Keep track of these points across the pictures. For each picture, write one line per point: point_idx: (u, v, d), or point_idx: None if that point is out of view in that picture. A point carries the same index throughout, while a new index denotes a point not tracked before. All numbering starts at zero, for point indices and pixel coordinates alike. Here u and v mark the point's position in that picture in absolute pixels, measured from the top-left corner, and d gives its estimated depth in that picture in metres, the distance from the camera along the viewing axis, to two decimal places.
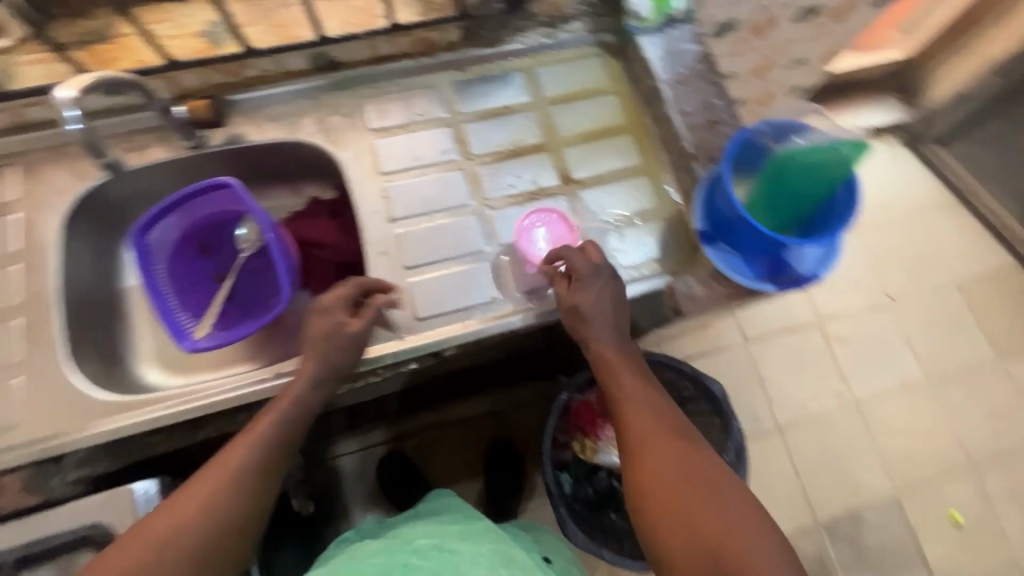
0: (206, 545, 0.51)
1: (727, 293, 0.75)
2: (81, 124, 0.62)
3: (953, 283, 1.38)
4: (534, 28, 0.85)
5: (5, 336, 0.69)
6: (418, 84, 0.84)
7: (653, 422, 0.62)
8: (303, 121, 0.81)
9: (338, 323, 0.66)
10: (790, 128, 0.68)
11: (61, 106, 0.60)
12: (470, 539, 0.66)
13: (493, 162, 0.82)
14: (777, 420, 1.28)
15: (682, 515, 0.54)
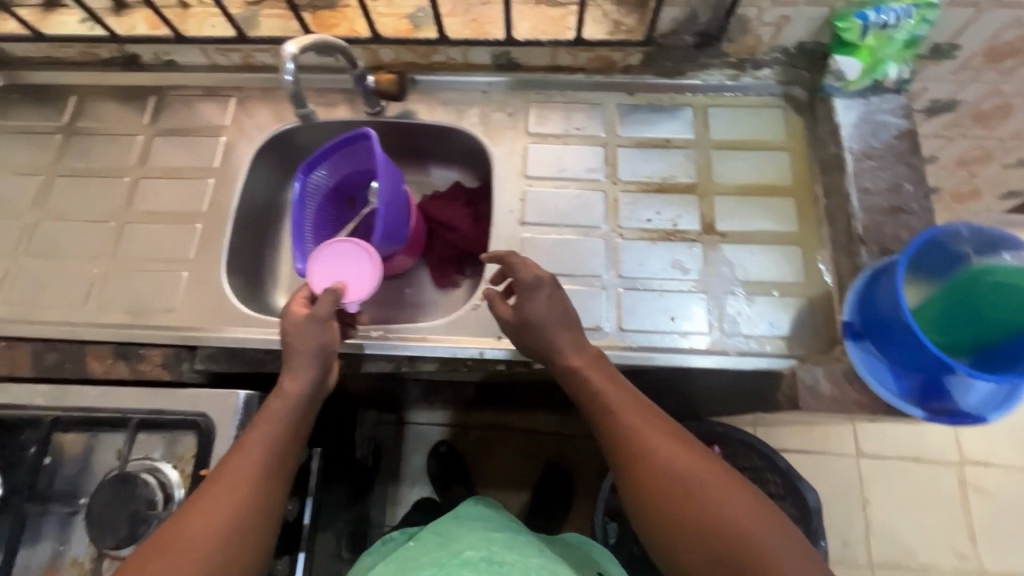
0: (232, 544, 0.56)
1: (857, 401, 0.65)
2: (295, 81, 0.72)
3: None
4: (720, 67, 0.82)
5: (185, 235, 0.81)
6: (585, 99, 0.84)
7: (642, 419, 0.60)
8: (469, 111, 0.85)
9: (300, 320, 0.67)
10: (1000, 242, 0.58)
11: (285, 59, 0.69)
12: (518, 548, 0.68)
13: (636, 192, 0.79)
14: (873, 556, 1.10)
15: (695, 521, 0.52)
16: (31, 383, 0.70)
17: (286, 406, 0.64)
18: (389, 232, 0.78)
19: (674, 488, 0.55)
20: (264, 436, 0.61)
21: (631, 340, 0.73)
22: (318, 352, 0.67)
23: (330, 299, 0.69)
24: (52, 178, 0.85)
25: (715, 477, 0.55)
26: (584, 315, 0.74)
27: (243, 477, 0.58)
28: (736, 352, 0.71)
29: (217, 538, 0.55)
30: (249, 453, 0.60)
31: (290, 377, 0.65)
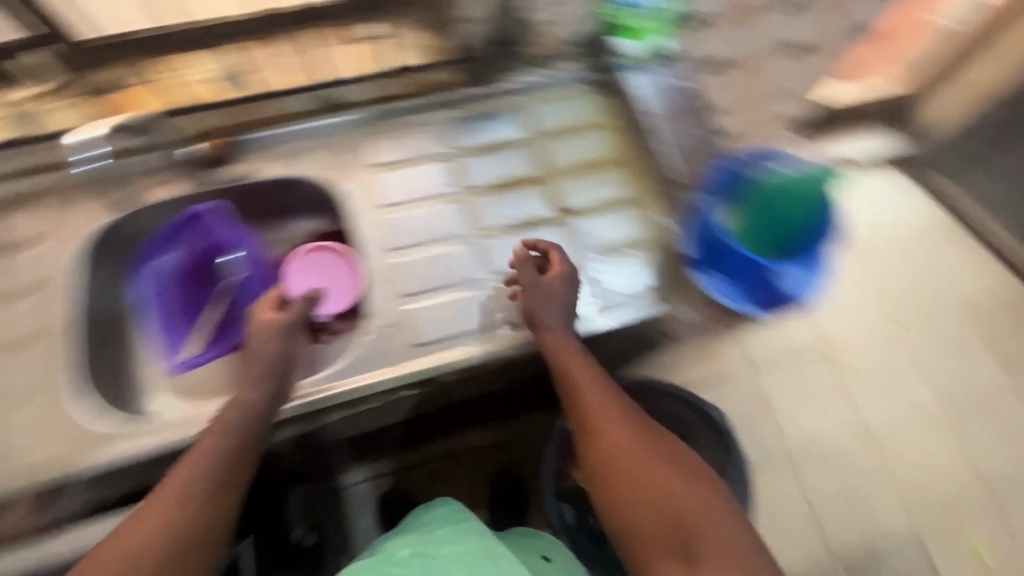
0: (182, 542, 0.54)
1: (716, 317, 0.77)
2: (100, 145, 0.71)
3: (963, 309, 1.34)
4: (522, 68, 0.91)
5: (21, 364, 0.72)
6: (419, 122, 0.88)
7: (615, 407, 0.67)
8: (308, 158, 0.86)
9: (268, 325, 0.70)
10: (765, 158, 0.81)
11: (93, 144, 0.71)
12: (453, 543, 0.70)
13: (489, 194, 0.85)
14: (787, 447, 1.23)
15: (650, 501, 0.58)
16: None
17: (240, 416, 0.64)
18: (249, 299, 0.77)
19: (633, 472, 0.60)
20: (216, 446, 0.61)
21: (522, 328, 0.77)
22: (278, 361, 0.68)
23: (303, 306, 0.73)
24: None
25: (674, 466, 0.61)
26: (472, 317, 0.78)
27: (192, 487, 0.57)
28: (615, 309, 0.78)
29: (166, 533, 0.53)
30: (200, 463, 0.59)
31: (249, 386, 0.66)
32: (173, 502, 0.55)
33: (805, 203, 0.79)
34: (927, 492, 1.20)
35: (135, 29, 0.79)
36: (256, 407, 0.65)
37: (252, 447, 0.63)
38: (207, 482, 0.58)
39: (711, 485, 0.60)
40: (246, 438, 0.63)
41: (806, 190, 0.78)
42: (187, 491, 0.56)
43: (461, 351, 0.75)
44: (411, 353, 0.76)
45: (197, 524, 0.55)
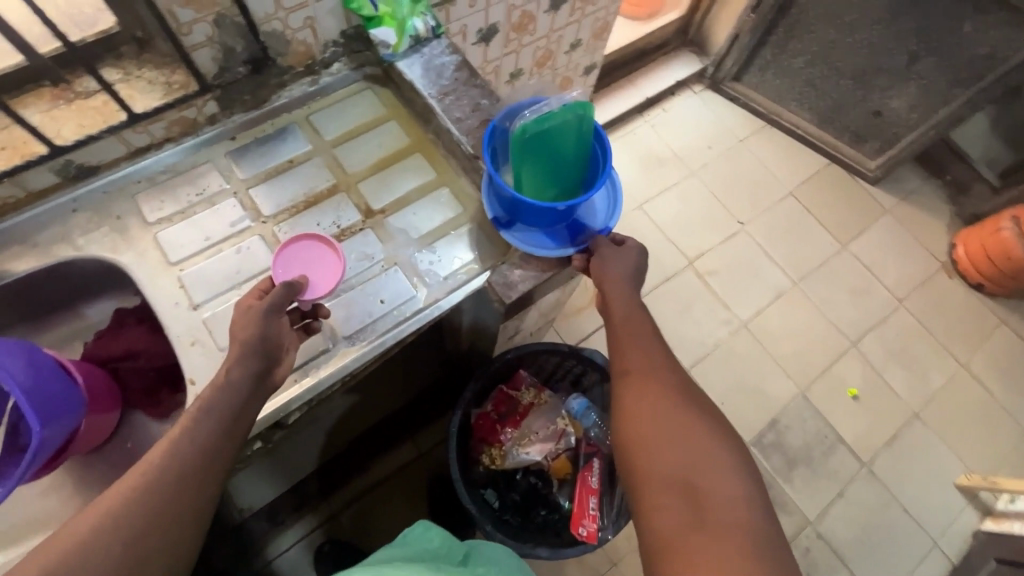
0: (144, 527, 0.51)
1: (540, 269, 0.80)
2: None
3: (757, 209, 1.88)
4: (295, 80, 0.86)
5: None
6: (187, 166, 0.81)
7: (653, 362, 0.71)
8: (73, 236, 0.76)
9: (249, 312, 0.63)
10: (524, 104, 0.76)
11: None
12: (406, 564, 0.70)
13: (290, 217, 0.81)
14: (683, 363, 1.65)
15: (659, 451, 0.61)
16: None
17: (222, 398, 0.58)
18: (47, 411, 0.65)
19: (652, 423, 0.64)
20: (189, 438, 0.56)
21: (359, 339, 0.75)
22: (259, 347, 0.62)
23: (283, 291, 0.65)
24: None
25: (701, 429, 0.63)
26: (306, 347, 0.74)
27: (164, 475, 0.53)
28: (445, 293, 0.78)
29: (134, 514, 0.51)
30: (175, 448, 0.55)
31: (233, 368, 0.60)
32: (142, 489, 0.52)
33: (574, 139, 0.74)
34: (790, 345, 1.70)
35: None
36: (235, 387, 0.59)
37: (232, 435, 0.58)
38: (183, 470, 0.54)
39: (730, 455, 0.61)
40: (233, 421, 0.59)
41: (569, 127, 0.73)
42: (162, 478, 0.53)
43: (297, 386, 0.72)
44: None
45: (169, 517, 0.52)
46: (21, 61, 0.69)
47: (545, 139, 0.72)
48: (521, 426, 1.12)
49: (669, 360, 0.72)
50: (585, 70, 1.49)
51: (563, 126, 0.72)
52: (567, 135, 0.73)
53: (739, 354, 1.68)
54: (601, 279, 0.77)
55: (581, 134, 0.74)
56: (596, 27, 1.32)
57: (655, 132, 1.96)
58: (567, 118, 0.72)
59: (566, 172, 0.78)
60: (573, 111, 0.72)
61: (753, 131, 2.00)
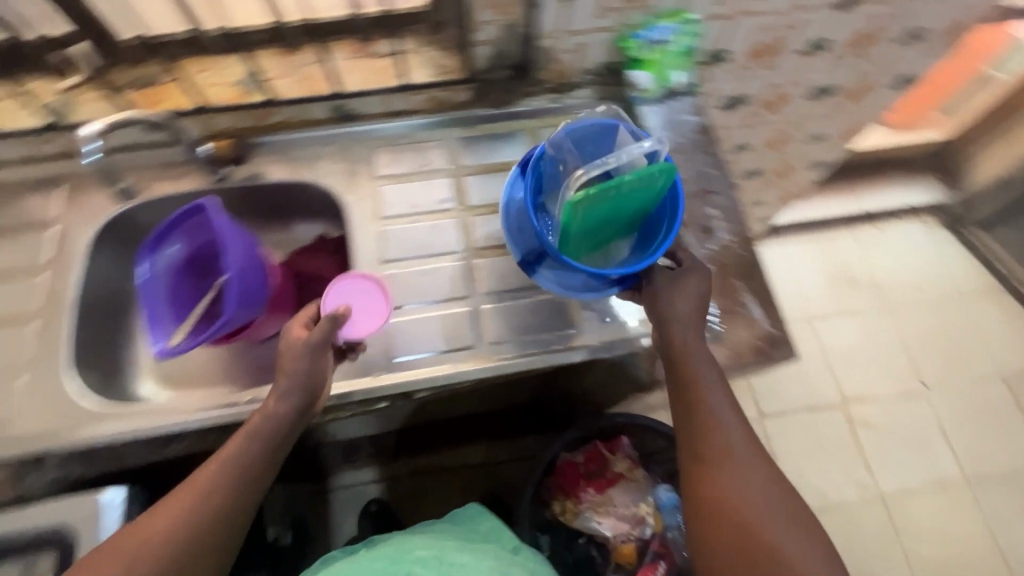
0: (191, 540, 0.58)
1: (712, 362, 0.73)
2: (95, 155, 0.70)
3: (951, 379, 1.59)
4: (540, 93, 0.90)
5: (19, 339, 0.73)
6: (422, 138, 0.89)
7: (731, 446, 0.65)
8: (317, 164, 0.87)
9: (296, 344, 0.66)
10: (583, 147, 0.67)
11: (83, 140, 0.68)
12: (467, 552, 0.75)
13: (488, 214, 0.85)
14: None
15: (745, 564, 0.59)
16: None
17: (268, 425, 0.64)
18: (244, 298, 0.75)
19: (733, 527, 0.61)
20: (237, 454, 0.62)
21: (504, 350, 0.77)
22: (304, 381, 0.65)
23: (328, 326, 0.66)
24: None
25: (784, 533, 0.60)
26: (457, 336, 0.77)
27: (214, 487, 0.60)
28: (597, 343, 0.77)
29: (185, 528, 0.58)
30: (227, 464, 0.61)
31: (275, 397, 0.64)
32: (193, 501, 0.59)
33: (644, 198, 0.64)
34: (930, 548, 1.41)
35: (157, 31, 0.76)
36: (283, 415, 0.64)
37: (276, 454, 0.64)
38: (230, 478, 0.61)
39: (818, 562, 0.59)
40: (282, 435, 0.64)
41: (640, 188, 0.62)
42: (212, 493, 0.60)
43: (435, 367, 0.75)
44: (392, 366, 0.76)
45: (217, 526, 0.59)
46: (346, 15, 0.79)
47: (606, 204, 0.61)
48: (604, 493, 1.06)
49: (748, 440, 0.65)
50: (812, 165, 1.36)
51: (631, 189, 0.60)
52: (635, 196, 0.62)
53: (863, 529, 1.43)
54: (670, 323, 0.68)
55: (646, 191, 0.63)
56: (847, 127, 1.21)
57: (862, 250, 1.74)
58: (638, 181, 0.60)
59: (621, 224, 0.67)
60: (650, 172, 0.60)
61: (982, 291, 1.69)
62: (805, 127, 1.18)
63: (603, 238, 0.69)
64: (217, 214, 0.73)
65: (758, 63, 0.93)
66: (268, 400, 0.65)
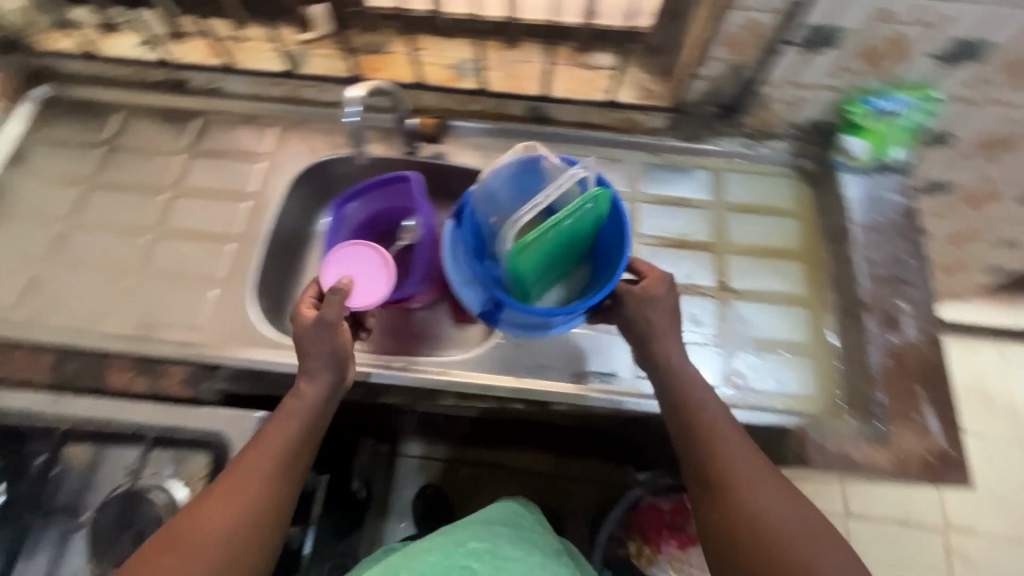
0: (249, 525, 0.58)
1: (877, 465, 0.66)
2: (356, 119, 0.74)
3: None
4: (735, 136, 0.87)
5: (217, 256, 0.82)
6: (608, 155, 0.89)
7: (737, 458, 0.60)
8: (500, 157, 0.89)
9: (308, 325, 0.63)
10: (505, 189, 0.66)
11: (348, 103, 0.72)
12: (517, 544, 0.76)
13: (656, 245, 0.84)
14: None
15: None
16: (68, 396, 0.71)
17: (301, 407, 0.63)
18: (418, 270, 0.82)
19: (757, 546, 0.55)
20: (279, 437, 0.62)
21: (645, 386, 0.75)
22: (329, 357, 0.63)
23: (337, 302, 0.63)
24: (89, 189, 0.86)
25: (811, 544, 0.55)
26: (600, 359, 0.77)
27: (260, 472, 0.60)
28: (748, 406, 0.72)
29: (241, 515, 0.58)
30: (269, 450, 0.61)
31: (307, 378, 0.64)
32: (240, 488, 0.59)
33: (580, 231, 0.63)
34: None
35: (410, 4, 0.84)
36: (314, 397, 0.64)
37: (314, 432, 0.64)
38: (270, 469, 0.60)
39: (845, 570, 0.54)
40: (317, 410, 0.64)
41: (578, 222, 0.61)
42: (258, 478, 0.60)
43: (576, 385, 0.75)
44: (534, 371, 0.76)
45: (274, 506, 0.60)
46: (578, 22, 0.83)
47: (546, 247, 0.61)
48: (685, 550, 1.02)
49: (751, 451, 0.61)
50: (987, 269, 1.23)
51: (568, 226, 0.61)
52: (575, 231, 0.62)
53: None
54: (650, 339, 0.66)
55: (585, 225, 0.63)
56: None
57: (1007, 370, 1.55)
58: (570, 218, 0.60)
59: (563, 262, 0.68)
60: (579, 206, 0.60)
61: None
62: (1001, 230, 1.07)
63: (547, 278, 0.68)
64: (416, 187, 0.80)
65: (984, 154, 0.85)
66: (300, 386, 0.64)
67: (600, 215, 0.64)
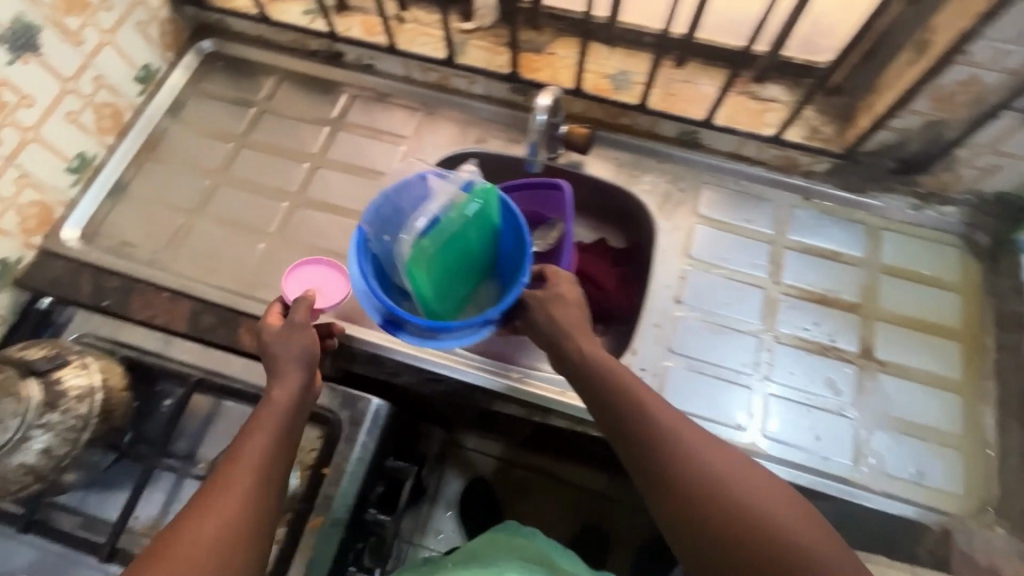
0: (235, 533, 0.52)
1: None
2: (543, 127, 0.74)
3: None
4: (904, 194, 0.80)
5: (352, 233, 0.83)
6: (758, 193, 0.83)
7: (671, 431, 0.54)
8: (642, 176, 0.85)
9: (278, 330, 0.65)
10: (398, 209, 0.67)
11: (540, 109, 0.72)
12: None
13: (797, 297, 0.77)
14: None
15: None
16: (201, 345, 0.75)
17: (275, 412, 0.60)
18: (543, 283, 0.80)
19: (733, 538, 0.48)
20: (254, 442, 0.58)
21: (778, 448, 0.69)
22: (301, 354, 0.63)
23: (302, 303, 0.66)
24: (238, 148, 0.89)
25: (759, 493, 0.50)
26: (727, 410, 0.72)
27: (239, 477, 0.55)
28: (884, 492, 0.66)
29: (227, 526, 0.52)
30: (245, 455, 0.57)
31: (279, 384, 0.62)
32: (218, 498, 0.54)
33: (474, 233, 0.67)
34: None
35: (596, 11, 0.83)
36: (290, 399, 0.61)
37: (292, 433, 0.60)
38: (252, 474, 0.56)
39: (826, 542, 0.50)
40: (296, 411, 0.61)
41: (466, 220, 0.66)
42: (237, 483, 0.55)
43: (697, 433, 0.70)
44: None
45: (259, 509, 0.55)
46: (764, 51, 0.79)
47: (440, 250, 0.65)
48: None
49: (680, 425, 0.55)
50: None
51: (458, 227, 0.65)
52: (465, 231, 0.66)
53: None
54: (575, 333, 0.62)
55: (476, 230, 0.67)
56: None
57: None
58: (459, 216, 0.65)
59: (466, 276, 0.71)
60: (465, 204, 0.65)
61: None
62: None
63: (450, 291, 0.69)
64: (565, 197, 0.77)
65: None
66: (268, 392, 0.61)
67: (490, 219, 0.68)
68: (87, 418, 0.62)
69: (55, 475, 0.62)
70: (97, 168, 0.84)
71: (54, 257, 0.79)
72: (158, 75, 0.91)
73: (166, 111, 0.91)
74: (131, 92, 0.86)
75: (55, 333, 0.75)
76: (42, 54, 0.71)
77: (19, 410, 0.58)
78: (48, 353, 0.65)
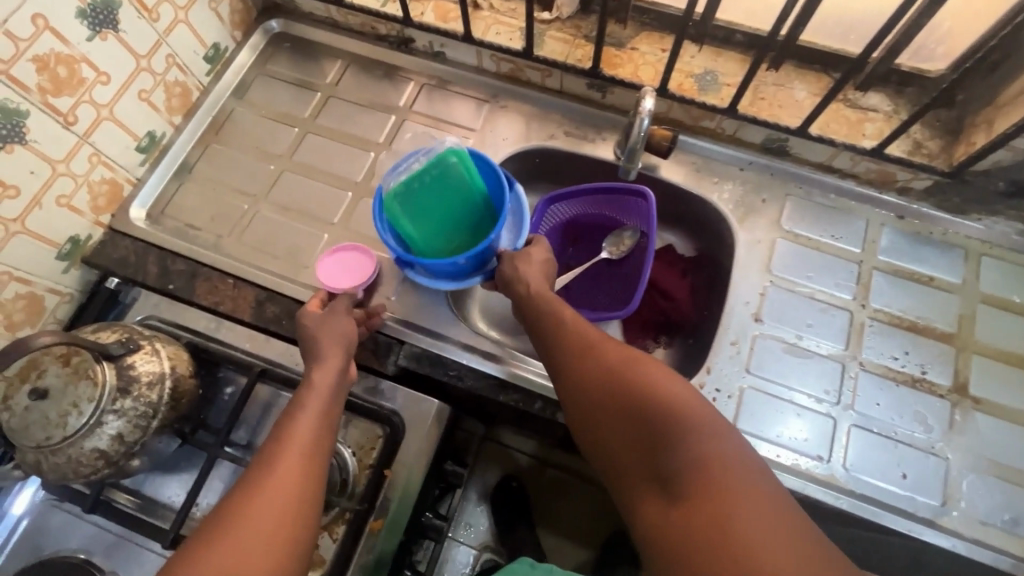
0: (286, 507, 0.51)
1: None
2: (648, 130, 0.70)
3: None
4: (1010, 219, 0.74)
5: None
6: (847, 208, 0.78)
7: (586, 339, 0.60)
8: (722, 182, 0.80)
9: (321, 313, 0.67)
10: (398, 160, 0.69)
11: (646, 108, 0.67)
12: None
13: (885, 322, 0.73)
14: None
15: (662, 493, 0.48)
16: (264, 337, 0.74)
17: (314, 396, 0.60)
18: (616, 290, 0.80)
19: (616, 438, 0.53)
20: (299, 423, 0.57)
21: (858, 483, 0.66)
22: (341, 339, 0.65)
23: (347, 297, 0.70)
24: (303, 133, 0.87)
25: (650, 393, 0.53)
26: (806, 439, 0.68)
27: (287, 454, 0.54)
28: (974, 539, 0.63)
29: (280, 502, 0.51)
30: (291, 435, 0.56)
31: (319, 368, 0.62)
32: (266, 473, 0.53)
33: (454, 185, 0.67)
34: None
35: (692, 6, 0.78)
36: (329, 383, 0.61)
37: (331, 415, 0.60)
38: (300, 453, 0.55)
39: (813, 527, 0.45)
40: (324, 416, 0.59)
41: (448, 171, 0.66)
42: (283, 459, 0.54)
43: (774, 462, 0.67)
44: None
45: (306, 485, 0.53)
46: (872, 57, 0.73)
47: (419, 197, 0.66)
48: None
49: (592, 349, 0.59)
50: None
51: (442, 177, 0.66)
52: (447, 182, 0.66)
53: None
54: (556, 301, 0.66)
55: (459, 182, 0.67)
56: None
57: None
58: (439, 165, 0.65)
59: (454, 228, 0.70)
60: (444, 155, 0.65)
61: None
62: None
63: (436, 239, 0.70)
64: (641, 202, 0.77)
65: None
66: (308, 378, 0.61)
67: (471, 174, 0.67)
68: (156, 406, 0.62)
69: (122, 461, 0.61)
70: (164, 147, 0.83)
71: (121, 236, 0.79)
72: (227, 55, 0.89)
73: (232, 92, 0.89)
74: (200, 71, 0.85)
75: (122, 314, 0.76)
76: (121, 30, 0.70)
77: (94, 395, 0.58)
78: (119, 337, 0.64)
